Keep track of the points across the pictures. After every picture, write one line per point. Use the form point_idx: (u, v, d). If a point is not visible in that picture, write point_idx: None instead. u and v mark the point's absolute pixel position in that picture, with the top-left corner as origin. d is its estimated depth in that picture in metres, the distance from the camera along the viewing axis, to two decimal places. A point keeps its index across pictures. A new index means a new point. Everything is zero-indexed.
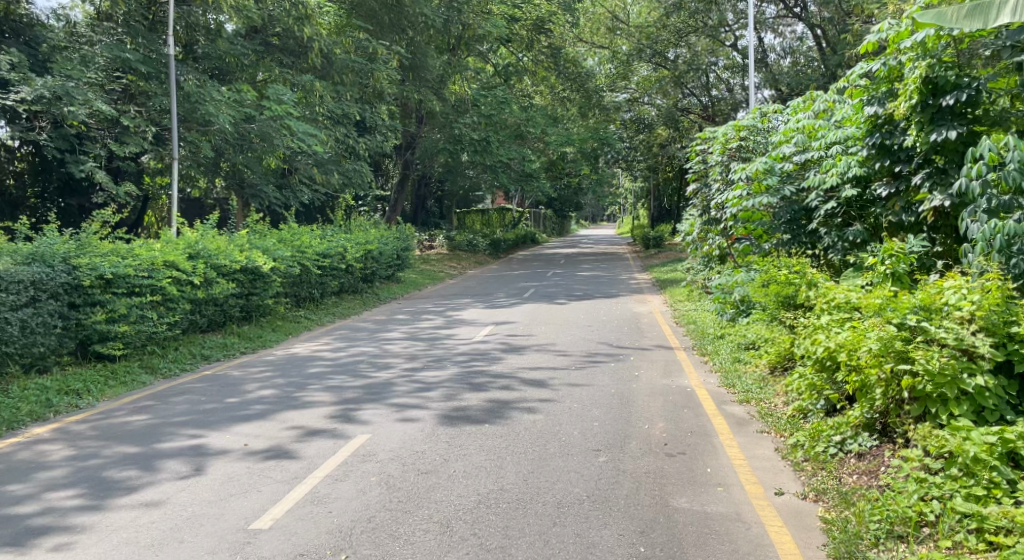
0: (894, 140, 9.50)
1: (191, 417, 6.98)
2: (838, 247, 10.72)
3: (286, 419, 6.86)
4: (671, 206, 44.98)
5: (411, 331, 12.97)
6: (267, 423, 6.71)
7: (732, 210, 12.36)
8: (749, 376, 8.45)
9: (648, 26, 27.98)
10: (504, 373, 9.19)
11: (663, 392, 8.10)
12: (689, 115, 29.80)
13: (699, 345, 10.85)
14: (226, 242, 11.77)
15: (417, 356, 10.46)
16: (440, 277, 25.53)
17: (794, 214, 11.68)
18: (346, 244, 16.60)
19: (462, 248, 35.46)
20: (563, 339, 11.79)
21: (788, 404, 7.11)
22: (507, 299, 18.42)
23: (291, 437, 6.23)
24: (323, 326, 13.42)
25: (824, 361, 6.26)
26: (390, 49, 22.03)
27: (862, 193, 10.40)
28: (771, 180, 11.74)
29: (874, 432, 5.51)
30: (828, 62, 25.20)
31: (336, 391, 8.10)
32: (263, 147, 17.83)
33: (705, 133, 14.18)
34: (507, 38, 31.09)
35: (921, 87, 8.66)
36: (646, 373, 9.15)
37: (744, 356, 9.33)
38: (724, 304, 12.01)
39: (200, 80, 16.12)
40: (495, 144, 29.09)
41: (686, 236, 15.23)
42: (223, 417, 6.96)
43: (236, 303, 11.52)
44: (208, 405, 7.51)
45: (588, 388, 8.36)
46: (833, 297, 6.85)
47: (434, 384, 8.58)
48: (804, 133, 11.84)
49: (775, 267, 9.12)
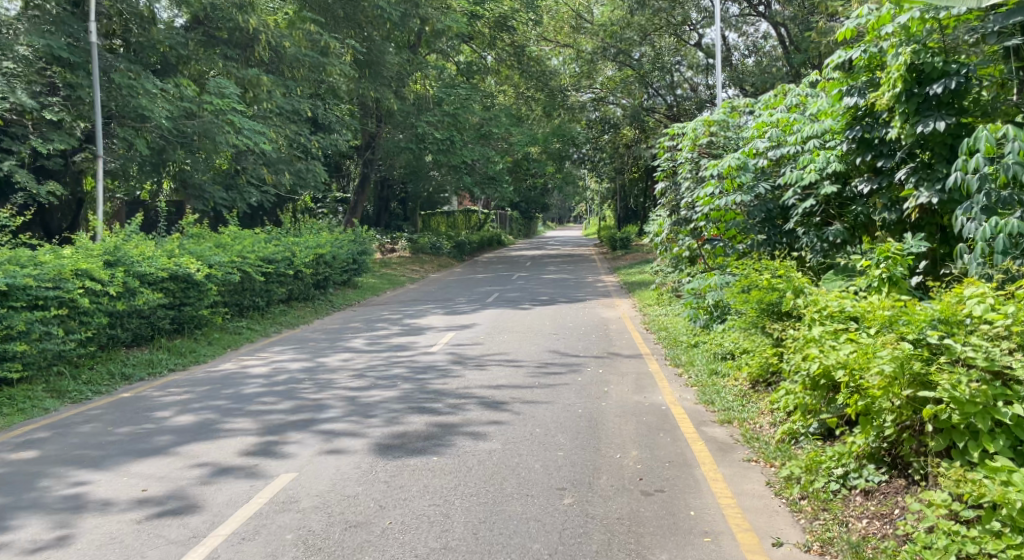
0: (878, 133, 8.79)
1: (76, 465, 6.41)
2: (816, 247, 9.97)
3: (185, 468, 6.32)
4: (639, 206, 44.44)
5: (362, 343, 12.09)
6: (159, 476, 6.08)
7: (702, 209, 11.60)
8: (728, 391, 7.68)
9: (611, 26, 27.06)
10: (457, 393, 8.38)
11: (636, 411, 7.27)
12: (654, 114, 29.09)
13: (673, 354, 10.11)
14: (153, 247, 10.74)
15: (364, 373, 9.59)
16: (400, 280, 24.61)
17: (768, 212, 10.98)
18: (294, 247, 15.61)
19: (426, 251, 34.52)
20: (525, 348, 11.00)
21: (776, 425, 6.33)
22: (467, 304, 17.58)
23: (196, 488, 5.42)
24: (267, 338, 12.46)
25: (817, 379, 5.49)
26: (345, 44, 20.93)
27: (842, 190, 9.74)
28: (744, 177, 10.98)
29: (883, 464, 4.74)
30: (792, 59, 24.73)
31: (259, 429, 7.45)
32: (202, 147, 16.57)
33: (672, 129, 13.35)
34: (468, 35, 30.41)
35: (906, 74, 7.89)
36: (617, 388, 8.29)
37: (722, 368, 8.57)
38: (697, 309, 11.24)
39: (133, 70, 14.93)
40: (458, 144, 28.26)
41: (655, 237, 14.49)
42: (115, 464, 6.45)
43: (165, 315, 10.52)
44: (105, 444, 6.98)
45: (551, 408, 7.55)
46: (827, 305, 6.09)
47: (377, 412, 7.79)
48: (779, 128, 11.06)
49: (755, 271, 8.36)
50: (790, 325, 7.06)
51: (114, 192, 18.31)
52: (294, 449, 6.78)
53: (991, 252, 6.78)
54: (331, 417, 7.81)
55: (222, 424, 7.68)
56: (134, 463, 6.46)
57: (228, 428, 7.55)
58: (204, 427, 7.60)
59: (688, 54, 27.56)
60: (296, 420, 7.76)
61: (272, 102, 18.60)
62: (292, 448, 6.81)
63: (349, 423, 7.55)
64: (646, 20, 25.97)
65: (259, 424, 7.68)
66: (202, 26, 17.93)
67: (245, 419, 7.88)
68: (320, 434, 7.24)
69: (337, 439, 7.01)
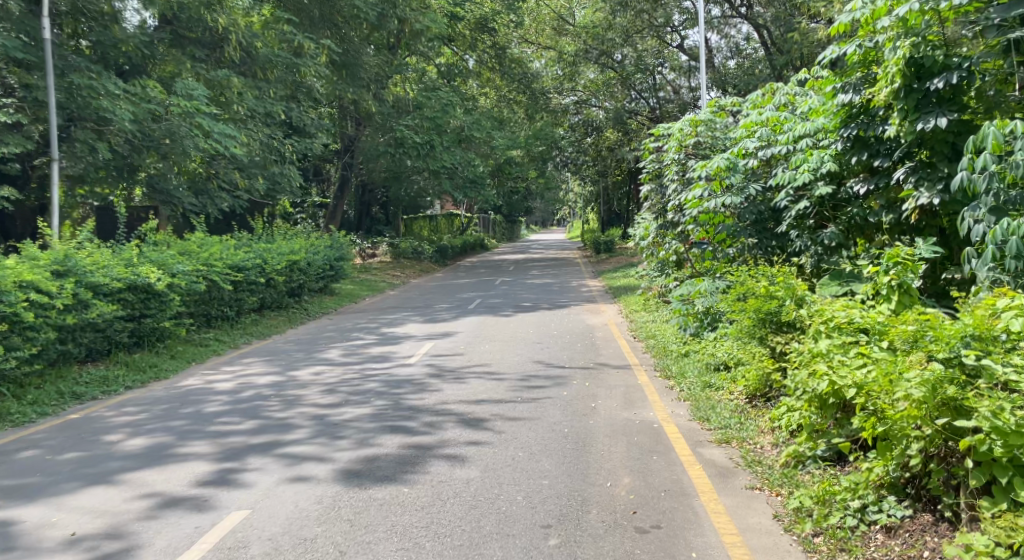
0: (874, 132, 8.31)
1: (9, 496, 5.82)
2: (811, 251, 9.48)
3: (127, 498, 5.74)
4: (623, 209, 44.03)
5: (337, 354, 11.49)
6: (98, 509, 5.49)
7: (690, 212, 11.05)
8: (724, 406, 7.18)
9: (594, 28, 26.67)
10: (434, 410, 7.81)
11: (625, 430, 6.70)
12: (636, 117, 28.77)
13: (663, 364, 9.60)
14: (109, 255, 10.12)
15: (335, 388, 8.99)
16: (380, 287, 24.01)
17: (759, 215, 10.48)
18: (265, 254, 14.99)
19: (407, 256, 33.96)
20: (507, 358, 10.46)
21: (778, 447, 5.84)
22: (447, 311, 17.02)
23: (131, 533, 4.84)
24: (235, 350, 11.87)
25: (826, 398, 5.02)
26: (319, 43, 20.11)
27: (836, 192, 9.26)
28: (734, 178, 10.47)
29: (905, 496, 4.27)
30: (775, 61, 24.23)
31: (217, 455, 6.85)
32: (168, 150, 15.89)
33: (657, 130, 12.85)
34: (448, 37, 29.88)
35: (905, 69, 7.33)
36: (605, 403, 7.74)
37: (716, 380, 8.07)
38: (686, 317, 10.71)
39: (95, 71, 14.33)
40: (438, 148, 27.58)
41: (641, 241, 14.03)
42: (53, 494, 5.87)
43: (123, 328, 9.92)
44: (47, 471, 6.40)
45: (535, 427, 6.98)
46: (834, 315, 5.62)
47: (347, 434, 7.22)
48: (769, 126, 10.56)
49: (749, 278, 7.86)
50: (791, 337, 6.55)
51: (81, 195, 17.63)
52: (254, 477, 6.18)
53: (1003, 256, 6.20)
54: (298, 438, 7.21)
55: (177, 448, 7.06)
56: (74, 493, 5.86)
57: (185, 453, 6.93)
58: (158, 451, 6.98)
59: (670, 57, 26.64)
60: (259, 442, 7.16)
61: (243, 105, 18.10)
62: (251, 476, 6.21)
63: (316, 445, 6.96)
64: (628, 22, 25.39)
65: (219, 447, 7.07)
66: (171, 24, 17.39)
67: (204, 441, 7.27)
68: (283, 458, 6.65)
69: (301, 465, 6.42)
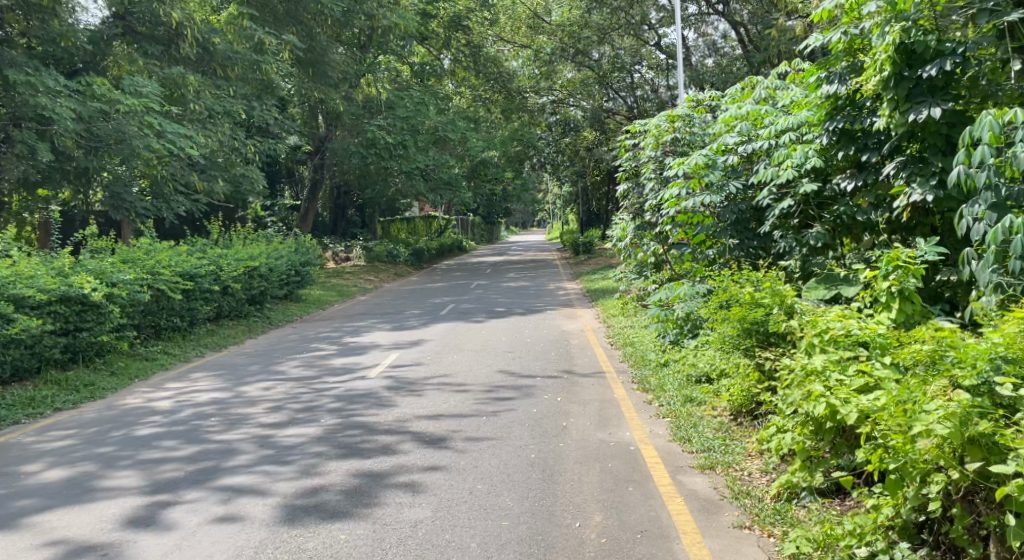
0: (861, 124, 7.70)
1: None
2: (795, 252, 8.83)
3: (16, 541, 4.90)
4: (602, 210, 43.49)
5: (293, 365, 10.68)
6: None
7: (667, 212, 10.39)
8: (706, 424, 6.51)
9: (569, 26, 26.04)
10: (390, 428, 6.74)
11: (598, 454, 6.00)
12: (615, 116, 28.89)
13: (640, 375, 8.93)
14: (38, 267, 9.53)
15: (283, 406, 7.96)
16: (351, 292, 23.18)
17: (739, 214, 9.84)
18: (220, 259, 14.23)
19: (382, 259, 33.11)
20: (475, 368, 9.71)
21: (767, 475, 5.20)
22: (417, 318, 16.25)
23: None
24: (185, 364, 11.09)
25: (823, 421, 4.40)
26: (281, 39, 19.70)
27: (822, 189, 8.66)
28: (713, 175, 9.82)
29: (919, 544, 3.66)
30: (753, 59, 23.84)
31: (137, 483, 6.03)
32: (119, 151, 15.22)
33: (633, 127, 12.21)
34: (422, 36, 29.27)
35: (895, 56, 6.65)
36: (577, 421, 7.01)
37: (699, 395, 7.41)
38: (665, 323, 10.07)
39: (33, 67, 13.74)
40: (411, 148, 26.82)
41: (619, 242, 13.49)
42: None
43: (54, 344, 9.31)
44: None
45: (499, 448, 6.20)
46: (828, 327, 4.97)
47: (286, 446, 6.37)
48: (749, 120, 9.98)
49: (732, 284, 7.22)
50: (782, 352, 5.90)
51: (40, 198, 17.03)
52: (179, 519, 4.97)
53: (1006, 256, 5.50)
54: (237, 466, 5.85)
55: (100, 481, 5.71)
56: None
57: (105, 488, 5.57)
58: (76, 486, 5.66)
59: (647, 56, 26.54)
60: (193, 471, 5.81)
61: (200, 103, 17.38)
62: (175, 517, 5.01)
63: (256, 476, 5.64)
64: (604, 19, 25.07)
65: (147, 478, 5.71)
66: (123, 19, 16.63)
67: (134, 469, 5.92)
68: (217, 492, 5.36)
69: (234, 501, 5.21)
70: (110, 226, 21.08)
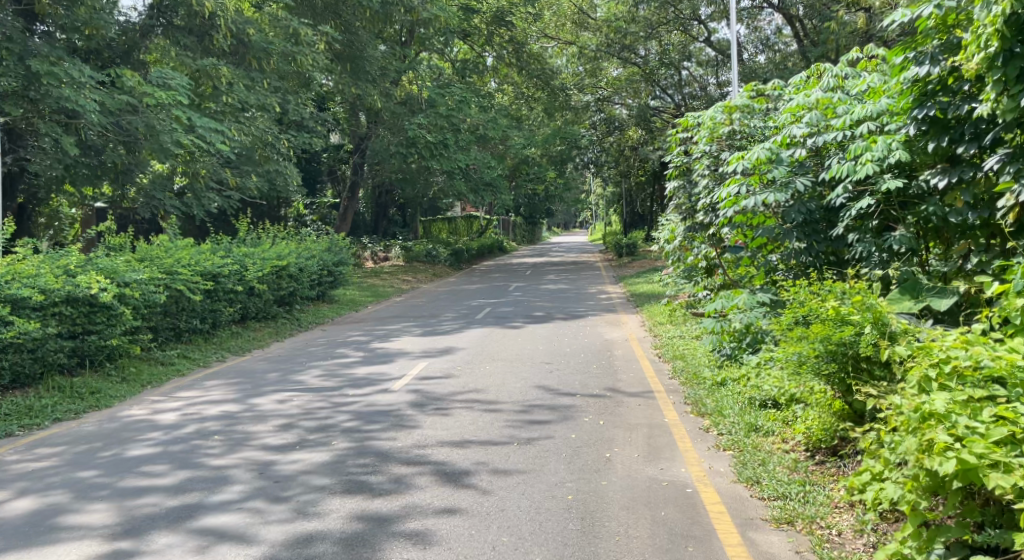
0: (955, 111, 6.43)
1: None
2: (873, 260, 7.64)
3: None
4: (647, 211, 42.20)
5: (315, 373, 9.84)
6: None
7: (724, 212, 9.28)
8: (778, 464, 5.47)
9: (614, 21, 24.98)
10: (407, 458, 5.77)
11: (649, 499, 5.03)
12: (662, 114, 27.71)
13: (693, 395, 7.92)
14: (43, 266, 8.94)
15: (296, 422, 7.02)
16: (387, 292, 22.46)
17: (809, 214, 8.59)
18: (246, 259, 13.58)
19: (421, 259, 32.35)
20: (509, 383, 8.78)
21: (865, 540, 4.18)
22: (451, 322, 15.39)
23: None
24: (203, 370, 10.43)
25: (951, 479, 3.42)
26: (318, 30, 19.05)
27: (907, 187, 7.51)
28: (777, 171, 8.66)
29: None
30: (809, 54, 22.45)
31: None
32: (148, 146, 14.76)
33: (686, 121, 11.17)
34: (464, 32, 28.46)
35: (1005, 29, 5.33)
36: (622, 454, 6.02)
37: (765, 425, 6.36)
38: (721, 336, 8.98)
39: (57, 57, 13.29)
40: (452, 147, 25.63)
41: (668, 245, 12.60)
42: None
43: (60, 348, 8.71)
44: None
45: (532, 484, 5.24)
46: (947, 357, 3.94)
47: (285, 470, 5.49)
48: (819, 110, 8.82)
49: (809, 297, 6.10)
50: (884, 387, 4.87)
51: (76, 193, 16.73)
52: None
53: None
54: (225, 501, 4.86)
55: (65, 515, 4.68)
56: None
57: (66, 526, 4.53)
58: (36, 523, 4.60)
59: (696, 53, 25.78)
60: (175, 506, 4.78)
61: (232, 96, 16.99)
62: None
63: (242, 515, 4.65)
64: (652, 14, 24.09)
65: (121, 514, 4.67)
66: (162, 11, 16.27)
67: (107, 501, 4.91)
68: (196, 536, 4.37)
69: (213, 549, 4.22)
70: (148, 226, 20.76)
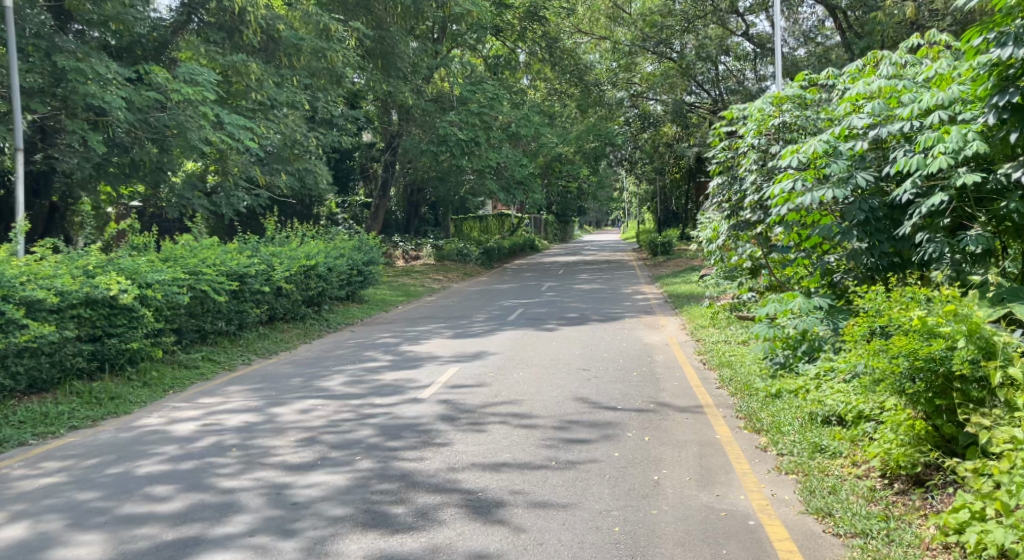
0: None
1: None
2: (944, 262, 6.87)
3: None
4: (682, 209, 41.32)
5: (341, 379, 9.40)
6: None
7: (776, 210, 8.56)
8: (853, 493, 4.84)
9: (651, 13, 24.68)
10: (434, 484, 5.26)
11: (708, 534, 4.46)
12: (698, 110, 26.96)
13: (746, 409, 7.28)
14: (59, 267, 8.61)
15: (317, 437, 6.56)
16: (418, 292, 22.04)
17: (870, 212, 7.84)
18: (273, 258, 13.23)
19: (452, 258, 31.92)
20: (544, 394, 8.24)
21: None
22: (483, 324, 14.89)
23: None
24: (228, 373, 10.07)
25: None
26: (348, 26, 18.67)
27: (984, 182, 6.74)
28: (836, 165, 7.92)
29: None
30: (853, 46, 21.54)
31: None
32: (176, 143, 14.53)
33: (730, 113, 10.47)
34: (497, 29, 27.93)
35: None
36: (673, 478, 5.44)
37: (830, 445, 5.71)
38: (772, 342, 8.31)
39: (83, 52, 12.99)
40: (483, 144, 24.96)
41: (708, 243, 11.91)
42: None
43: (78, 351, 8.40)
44: None
45: (574, 516, 4.72)
46: None
47: (301, 496, 5.02)
48: (884, 99, 8.09)
49: (886, 306, 5.44)
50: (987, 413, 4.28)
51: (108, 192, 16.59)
52: None
53: None
54: (231, 535, 4.40)
55: (54, 549, 4.25)
56: None
57: None
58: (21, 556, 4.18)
59: (733, 47, 25.04)
60: (172, 540, 4.34)
61: (262, 93, 16.64)
62: None
63: (247, 553, 4.19)
64: (689, 7, 24.10)
65: (114, 548, 4.24)
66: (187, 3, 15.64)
67: (102, 531, 4.48)
68: None
69: None
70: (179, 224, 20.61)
